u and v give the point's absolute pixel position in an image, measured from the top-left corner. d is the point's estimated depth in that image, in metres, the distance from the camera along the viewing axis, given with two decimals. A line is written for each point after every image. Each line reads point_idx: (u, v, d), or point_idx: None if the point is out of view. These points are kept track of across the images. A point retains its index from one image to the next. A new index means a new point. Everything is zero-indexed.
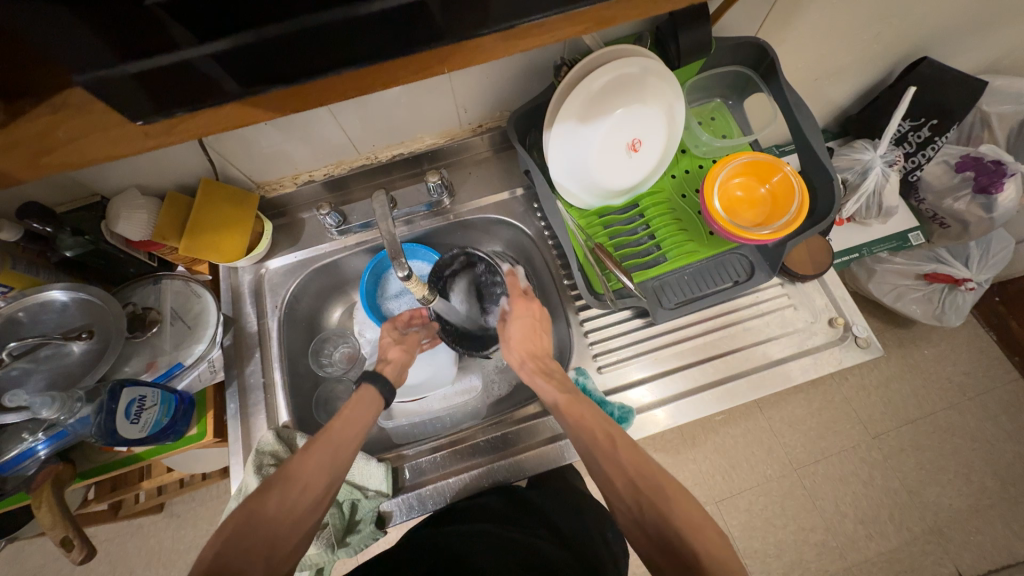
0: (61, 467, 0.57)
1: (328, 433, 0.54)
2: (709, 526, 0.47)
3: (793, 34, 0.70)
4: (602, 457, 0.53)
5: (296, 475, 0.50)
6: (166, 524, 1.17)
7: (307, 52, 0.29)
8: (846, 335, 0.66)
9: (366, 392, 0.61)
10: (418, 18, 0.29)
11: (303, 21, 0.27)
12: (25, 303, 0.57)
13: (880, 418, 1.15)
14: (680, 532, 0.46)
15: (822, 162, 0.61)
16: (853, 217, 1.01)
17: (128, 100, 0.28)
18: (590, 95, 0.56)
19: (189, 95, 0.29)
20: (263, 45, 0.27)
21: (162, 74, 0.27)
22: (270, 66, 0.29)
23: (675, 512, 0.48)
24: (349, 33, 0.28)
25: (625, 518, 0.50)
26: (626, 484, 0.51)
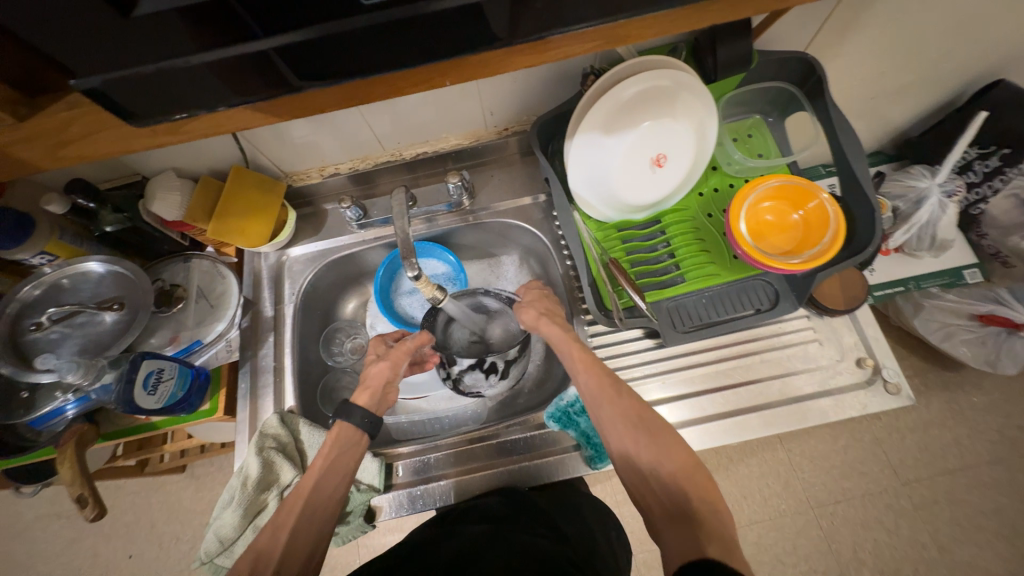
0: (85, 428, 0.61)
1: (300, 498, 0.52)
2: (700, 470, 0.48)
3: (848, 50, 0.65)
4: (605, 401, 0.54)
5: (271, 554, 0.48)
6: (186, 484, 1.24)
7: (325, 59, 0.28)
8: (875, 379, 0.61)
9: (342, 429, 0.57)
10: (433, 33, 0.28)
11: (322, 29, 0.26)
12: (69, 271, 0.62)
13: (913, 464, 1.07)
14: (672, 469, 0.48)
15: (865, 190, 0.57)
16: (902, 248, 0.93)
17: (148, 98, 0.28)
18: (616, 106, 0.54)
19: (216, 97, 0.29)
20: (299, 49, 0.27)
21: (191, 74, 0.27)
22: (289, 73, 0.29)
23: (669, 452, 0.49)
24: (363, 43, 0.28)
25: (621, 457, 0.52)
26: (628, 425, 0.52)
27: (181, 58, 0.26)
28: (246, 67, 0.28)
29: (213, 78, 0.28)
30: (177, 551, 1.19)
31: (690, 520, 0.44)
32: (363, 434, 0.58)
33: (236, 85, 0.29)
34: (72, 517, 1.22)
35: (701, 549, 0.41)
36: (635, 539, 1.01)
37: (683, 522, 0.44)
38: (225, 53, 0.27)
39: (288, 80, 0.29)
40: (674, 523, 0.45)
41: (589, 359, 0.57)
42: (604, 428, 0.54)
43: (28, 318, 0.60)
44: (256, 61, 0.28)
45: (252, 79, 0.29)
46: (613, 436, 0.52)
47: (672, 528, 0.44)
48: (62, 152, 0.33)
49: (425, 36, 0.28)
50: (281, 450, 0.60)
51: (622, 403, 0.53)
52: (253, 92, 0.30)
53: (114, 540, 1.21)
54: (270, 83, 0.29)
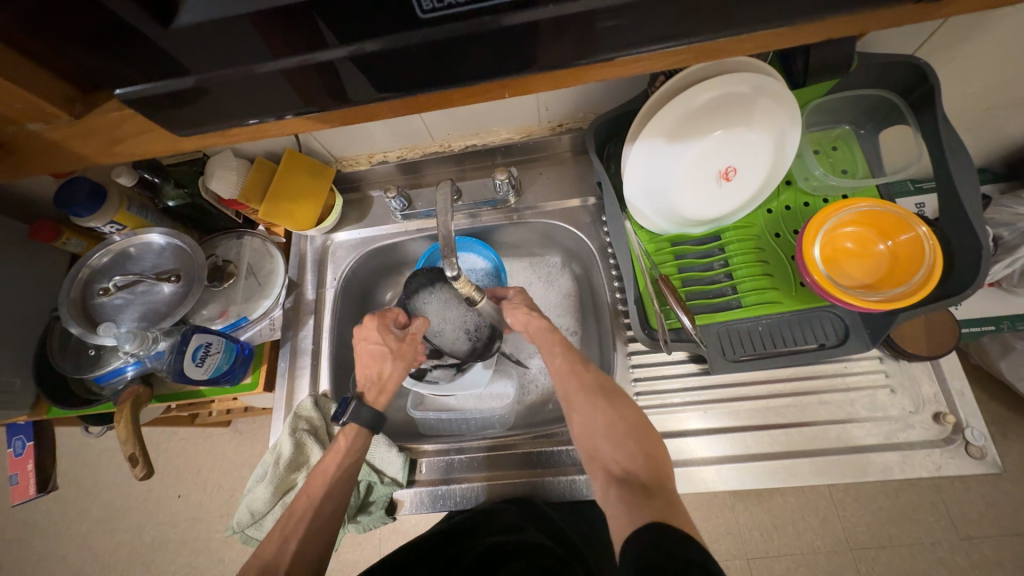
0: (141, 390, 0.65)
1: (309, 501, 0.54)
2: (652, 437, 0.49)
3: (971, 56, 0.56)
4: (568, 370, 0.57)
5: (281, 561, 0.50)
6: (230, 438, 1.33)
7: (390, 74, 0.26)
8: (955, 438, 0.54)
9: (353, 434, 0.58)
10: (503, 47, 0.25)
11: (386, 40, 0.24)
12: (135, 241, 0.66)
13: (976, 519, 0.97)
14: (626, 435, 0.49)
15: (972, 224, 0.49)
16: (999, 282, 0.82)
17: (221, 104, 0.27)
18: (686, 112, 0.49)
19: (280, 107, 0.28)
20: (362, 60, 0.25)
21: (263, 81, 0.26)
22: (353, 85, 0.27)
23: (623, 417, 0.51)
24: (425, 57, 0.25)
25: (579, 426, 0.53)
26: (587, 390, 0.54)
27: (250, 66, 0.25)
28: (312, 78, 0.26)
29: (285, 86, 0.27)
30: (218, 499, 1.29)
31: (642, 484, 0.44)
32: (369, 429, 0.59)
33: (303, 95, 0.27)
34: None
35: (648, 508, 0.41)
36: None
37: (635, 485, 0.45)
38: (295, 61, 0.25)
39: (349, 93, 0.28)
40: (625, 483, 0.45)
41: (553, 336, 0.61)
42: (568, 402, 0.55)
43: (96, 283, 0.64)
44: (321, 72, 0.26)
45: (318, 89, 0.27)
46: (574, 406, 0.54)
47: (623, 492, 0.44)
48: (117, 148, 0.32)
49: (494, 51, 0.25)
50: (312, 433, 0.62)
51: (583, 375, 0.56)
52: (319, 102, 0.28)
53: (165, 479, 1.32)
54: (333, 94, 0.28)
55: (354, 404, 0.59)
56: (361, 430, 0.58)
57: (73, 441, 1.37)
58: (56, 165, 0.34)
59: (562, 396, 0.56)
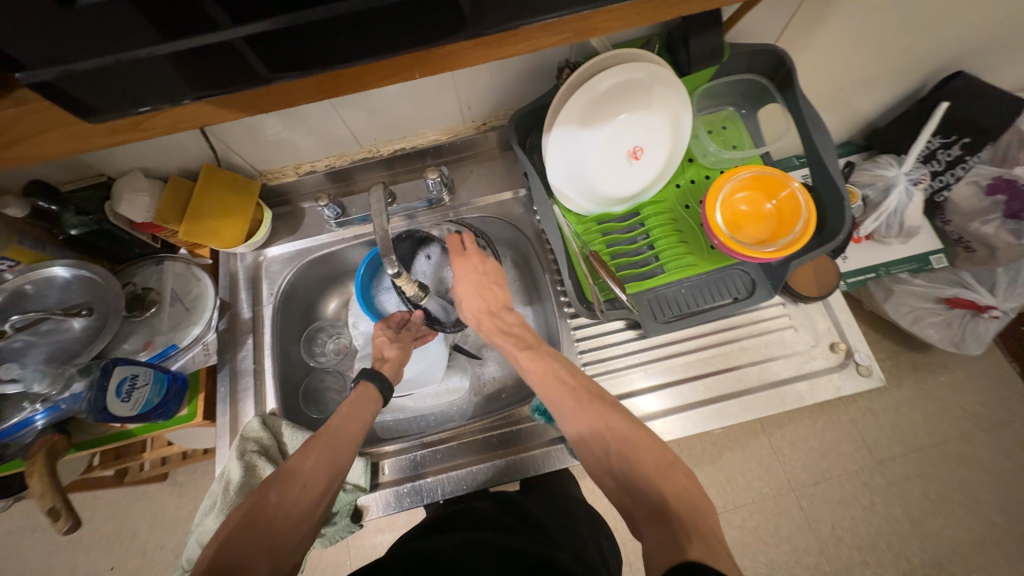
0: (57, 438, 0.59)
1: (327, 431, 0.55)
2: (679, 471, 0.46)
3: (817, 43, 0.67)
4: (568, 416, 0.53)
5: (298, 473, 0.50)
6: (169, 492, 1.21)
7: (297, 49, 0.28)
8: (848, 362, 0.64)
9: (365, 388, 0.62)
10: (404, 21, 0.28)
11: (274, 21, 0.26)
12: (31, 277, 0.59)
13: (887, 443, 1.11)
14: (644, 472, 0.46)
15: (834, 179, 0.58)
16: (872, 235, 0.96)
17: (108, 93, 0.28)
18: (592, 100, 0.55)
19: (177, 90, 0.29)
20: (257, 40, 0.27)
21: (164, 66, 0.27)
22: (252, 66, 0.28)
23: (641, 459, 0.47)
24: (321, 35, 0.27)
25: (592, 463, 0.52)
26: (596, 437, 0.51)
27: (139, 50, 0.26)
28: (218, 61, 0.27)
29: (182, 69, 0.27)
30: (162, 560, 1.16)
31: (673, 524, 0.42)
32: (382, 396, 0.62)
33: (200, 81, 0.29)
34: (49, 530, 1.18)
35: (684, 549, 0.39)
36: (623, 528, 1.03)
37: (665, 525, 0.42)
38: (191, 43, 0.26)
39: (258, 72, 0.29)
40: (652, 526, 0.43)
41: (547, 372, 0.57)
42: (579, 446, 0.53)
43: None
44: (211, 53, 0.27)
45: (224, 70, 0.28)
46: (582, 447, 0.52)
47: (655, 532, 0.42)
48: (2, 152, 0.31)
49: (397, 26, 0.28)
50: (263, 453, 0.59)
51: (587, 415, 0.52)
52: (227, 84, 0.29)
53: (94, 553, 1.17)
54: (235, 77, 0.29)
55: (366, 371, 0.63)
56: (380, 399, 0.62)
57: None
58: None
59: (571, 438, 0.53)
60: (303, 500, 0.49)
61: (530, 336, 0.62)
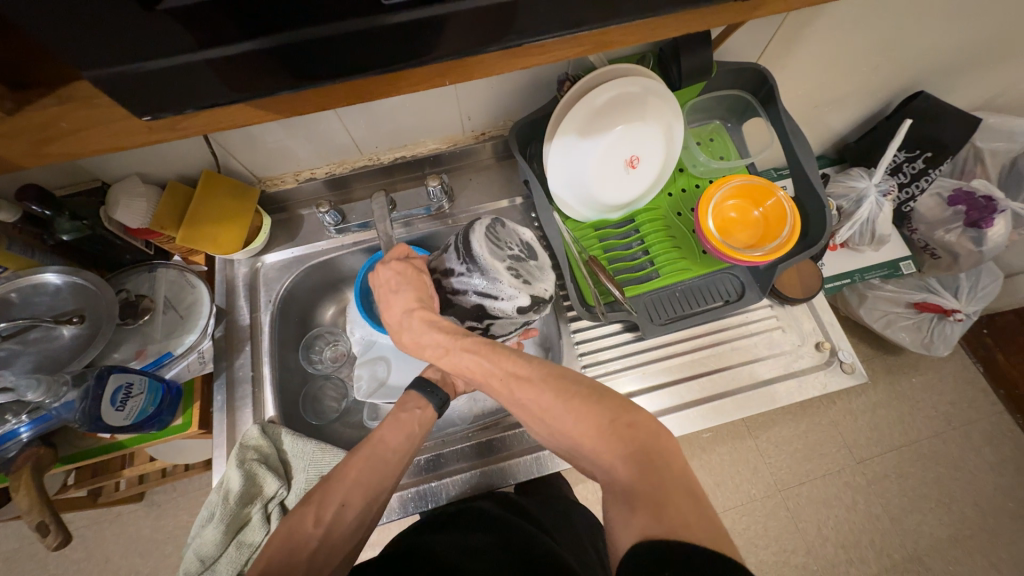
0: (43, 450, 0.57)
1: (367, 447, 0.54)
2: (630, 432, 0.44)
3: (795, 62, 0.71)
4: (510, 402, 0.51)
5: (336, 493, 0.50)
6: (145, 514, 1.16)
7: (324, 59, 0.29)
8: (833, 360, 0.67)
9: (411, 397, 0.60)
10: (440, 33, 0.29)
11: (309, 31, 0.27)
12: (19, 285, 0.57)
13: (866, 443, 1.16)
14: (592, 443, 0.45)
15: (816, 188, 0.62)
16: (846, 243, 1.02)
17: (138, 98, 0.28)
18: (591, 111, 0.57)
19: (196, 95, 0.29)
20: (291, 47, 0.27)
21: (196, 72, 0.27)
22: (280, 73, 0.29)
23: (584, 430, 0.46)
24: (356, 47, 0.28)
25: (553, 440, 0.50)
26: (540, 420, 0.49)
27: (168, 57, 0.26)
28: (246, 66, 0.28)
29: (209, 74, 0.28)
30: None
31: (632, 498, 0.39)
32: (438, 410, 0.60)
33: (221, 87, 0.29)
34: (13, 558, 1.11)
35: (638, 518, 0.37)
36: None
37: (621, 499, 0.40)
38: (223, 52, 0.27)
39: (289, 79, 0.30)
40: (606, 496, 0.42)
41: (478, 367, 0.53)
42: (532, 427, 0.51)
43: None
44: (243, 60, 0.28)
45: (250, 77, 0.29)
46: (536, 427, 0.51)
47: (617, 508, 0.40)
48: (47, 150, 0.32)
49: (431, 38, 0.29)
50: (264, 461, 0.58)
51: (524, 403, 0.50)
52: (251, 89, 0.30)
53: None
54: (263, 84, 0.30)
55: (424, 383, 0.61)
56: (431, 408, 0.60)
57: None
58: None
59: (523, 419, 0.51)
60: (344, 521, 0.49)
61: (444, 335, 0.54)
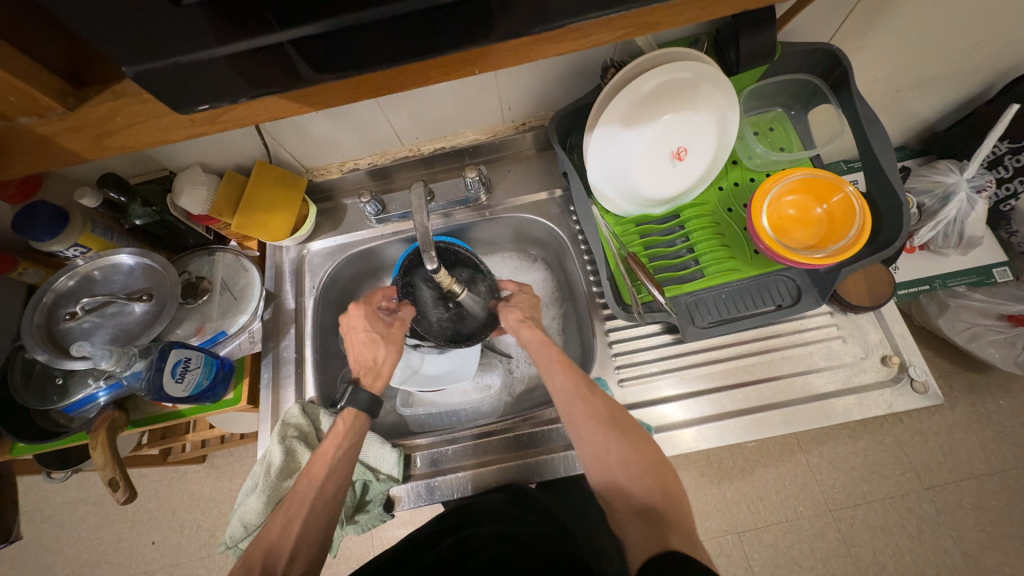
0: (117, 414, 0.63)
1: (312, 486, 0.54)
2: (667, 471, 0.49)
3: (875, 42, 0.63)
4: (579, 400, 0.55)
5: (283, 545, 0.51)
6: (207, 474, 1.27)
7: (344, 51, 0.29)
8: (901, 377, 0.60)
9: (352, 418, 0.59)
10: (472, 17, 0.28)
11: (324, 24, 0.27)
12: (100, 263, 0.64)
13: (937, 468, 1.04)
14: (643, 471, 0.48)
15: (894, 185, 0.55)
16: (927, 245, 0.90)
17: (176, 91, 0.29)
18: (638, 98, 0.54)
19: (220, 92, 0.30)
20: (312, 41, 0.28)
21: (224, 67, 0.28)
22: (296, 66, 0.29)
23: (639, 457, 0.50)
24: (383, 33, 0.28)
25: (595, 468, 0.51)
26: (602, 425, 0.52)
27: (184, 55, 0.27)
28: (277, 57, 0.28)
29: (234, 68, 0.28)
30: (198, 539, 1.22)
31: (658, 518, 0.45)
32: (367, 414, 0.60)
33: (250, 78, 0.30)
34: (98, 503, 1.26)
35: (668, 538, 0.42)
36: None
37: (647, 517, 0.45)
38: (234, 49, 0.27)
39: (318, 70, 0.30)
40: (641, 525, 0.45)
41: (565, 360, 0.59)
42: (576, 429, 0.54)
43: (62, 307, 0.62)
44: (260, 55, 0.28)
45: (258, 74, 0.29)
46: (580, 433, 0.53)
47: (637, 524, 0.45)
48: (106, 143, 0.36)
49: (462, 25, 0.28)
50: (302, 439, 0.62)
51: (595, 405, 0.54)
52: (278, 79, 0.30)
53: (137, 526, 1.24)
54: (284, 76, 0.30)
55: (351, 390, 0.60)
56: (358, 416, 0.60)
57: (35, 494, 1.28)
58: (49, 162, 0.36)
59: (567, 420, 0.55)
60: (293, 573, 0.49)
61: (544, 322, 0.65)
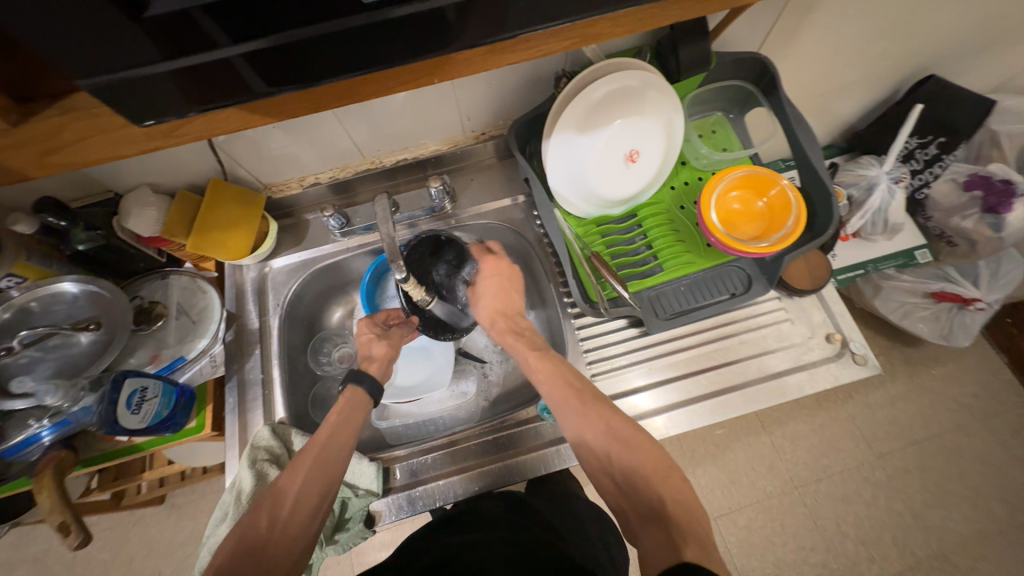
0: (65, 454, 0.59)
1: (315, 445, 0.54)
2: (675, 474, 0.48)
3: (797, 50, 0.70)
4: (573, 412, 0.55)
5: (286, 495, 0.50)
6: (166, 516, 1.18)
7: (300, 62, 0.29)
8: (844, 351, 0.66)
9: (353, 392, 0.61)
10: (427, 29, 0.29)
11: (280, 37, 0.27)
12: (37, 294, 0.58)
13: (885, 437, 1.13)
14: (646, 475, 0.48)
15: (822, 178, 0.61)
16: (859, 233, 0.99)
17: (130, 105, 0.29)
18: (589, 106, 0.57)
19: (174, 105, 0.30)
20: (269, 53, 0.28)
21: (180, 79, 0.28)
22: (252, 78, 0.30)
23: (641, 463, 0.49)
24: (340, 45, 0.29)
25: (600, 477, 0.52)
26: (598, 437, 0.52)
27: (137, 68, 0.27)
28: (233, 69, 0.29)
29: (190, 80, 0.29)
30: None
31: (666, 523, 0.44)
32: (369, 396, 0.62)
33: (208, 93, 0.30)
34: (41, 560, 1.15)
35: (680, 547, 0.42)
36: None
37: (656, 521, 0.45)
38: (189, 62, 0.27)
39: (276, 81, 0.30)
40: (651, 531, 0.45)
41: (553, 371, 0.59)
42: (577, 440, 0.54)
43: None
44: (216, 68, 0.28)
45: (214, 86, 0.29)
46: (579, 444, 0.54)
47: (648, 530, 0.46)
48: (47, 161, 0.34)
49: (417, 37, 0.30)
50: (274, 462, 0.60)
51: (591, 416, 0.54)
52: (235, 91, 0.30)
53: None
54: (241, 87, 0.30)
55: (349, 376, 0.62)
56: (361, 390, 0.62)
57: None
58: None
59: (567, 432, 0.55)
60: (297, 521, 0.49)
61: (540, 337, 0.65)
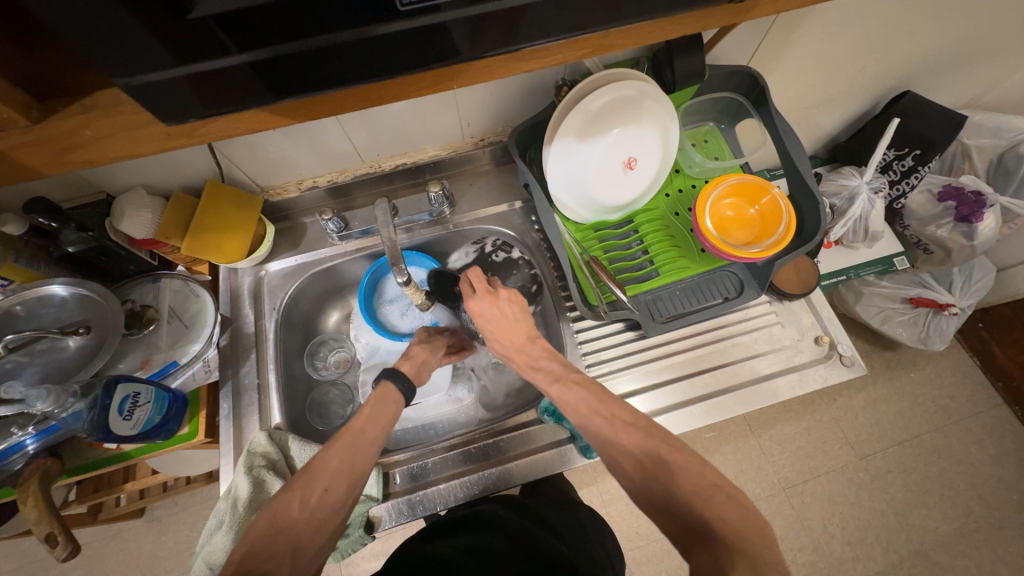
0: (50, 461, 0.58)
1: (348, 434, 0.54)
2: (721, 490, 0.45)
3: (784, 65, 0.73)
4: (605, 437, 0.51)
5: (318, 479, 0.50)
6: (147, 529, 1.14)
7: (314, 68, 0.30)
8: (832, 354, 0.68)
9: (386, 386, 0.60)
10: (444, 38, 0.30)
11: (300, 44, 0.28)
12: (24, 297, 0.56)
13: (868, 438, 1.17)
14: (693, 498, 0.45)
15: (810, 187, 0.63)
16: (841, 240, 1.03)
17: (148, 105, 0.29)
18: (589, 115, 0.59)
19: (190, 108, 0.30)
20: (287, 59, 0.28)
21: (199, 82, 0.28)
22: (268, 83, 0.30)
23: (683, 482, 0.46)
24: (358, 51, 0.29)
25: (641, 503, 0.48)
26: (635, 464, 0.49)
27: (156, 72, 0.27)
28: (250, 74, 0.29)
29: (207, 83, 0.29)
30: None
31: (716, 545, 0.41)
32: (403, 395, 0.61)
33: (221, 96, 0.30)
34: None
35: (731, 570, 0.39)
36: (623, 537, 1.09)
37: (705, 543, 0.42)
38: (207, 65, 0.28)
39: (293, 85, 0.31)
40: (700, 553, 0.42)
41: (579, 401, 0.54)
42: (614, 467, 0.50)
43: None
44: (234, 72, 0.29)
45: (230, 89, 0.30)
46: (615, 469, 0.50)
47: (694, 550, 0.43)
48: (69, 157, 0.34)
49: (434, 46, 0.30)
50: (271, 468, 0.59)
51: (625, 440, 0.50)
52: (252, 95, 0.30)
53: None
54: (260, 90, 0.30)
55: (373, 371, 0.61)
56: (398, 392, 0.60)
57: None
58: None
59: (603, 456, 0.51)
60: (326, 505, 0.49)
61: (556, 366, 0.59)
